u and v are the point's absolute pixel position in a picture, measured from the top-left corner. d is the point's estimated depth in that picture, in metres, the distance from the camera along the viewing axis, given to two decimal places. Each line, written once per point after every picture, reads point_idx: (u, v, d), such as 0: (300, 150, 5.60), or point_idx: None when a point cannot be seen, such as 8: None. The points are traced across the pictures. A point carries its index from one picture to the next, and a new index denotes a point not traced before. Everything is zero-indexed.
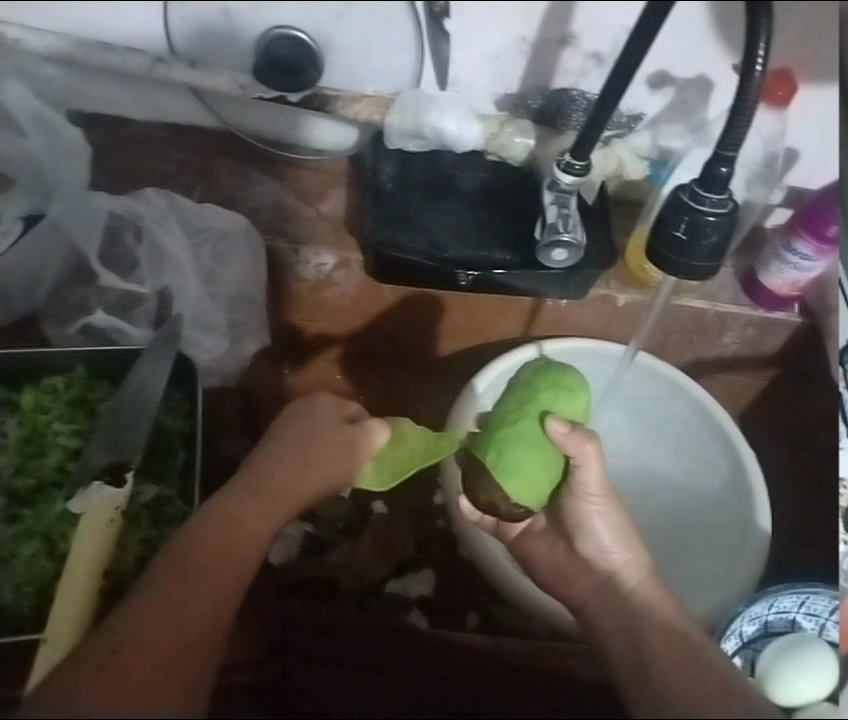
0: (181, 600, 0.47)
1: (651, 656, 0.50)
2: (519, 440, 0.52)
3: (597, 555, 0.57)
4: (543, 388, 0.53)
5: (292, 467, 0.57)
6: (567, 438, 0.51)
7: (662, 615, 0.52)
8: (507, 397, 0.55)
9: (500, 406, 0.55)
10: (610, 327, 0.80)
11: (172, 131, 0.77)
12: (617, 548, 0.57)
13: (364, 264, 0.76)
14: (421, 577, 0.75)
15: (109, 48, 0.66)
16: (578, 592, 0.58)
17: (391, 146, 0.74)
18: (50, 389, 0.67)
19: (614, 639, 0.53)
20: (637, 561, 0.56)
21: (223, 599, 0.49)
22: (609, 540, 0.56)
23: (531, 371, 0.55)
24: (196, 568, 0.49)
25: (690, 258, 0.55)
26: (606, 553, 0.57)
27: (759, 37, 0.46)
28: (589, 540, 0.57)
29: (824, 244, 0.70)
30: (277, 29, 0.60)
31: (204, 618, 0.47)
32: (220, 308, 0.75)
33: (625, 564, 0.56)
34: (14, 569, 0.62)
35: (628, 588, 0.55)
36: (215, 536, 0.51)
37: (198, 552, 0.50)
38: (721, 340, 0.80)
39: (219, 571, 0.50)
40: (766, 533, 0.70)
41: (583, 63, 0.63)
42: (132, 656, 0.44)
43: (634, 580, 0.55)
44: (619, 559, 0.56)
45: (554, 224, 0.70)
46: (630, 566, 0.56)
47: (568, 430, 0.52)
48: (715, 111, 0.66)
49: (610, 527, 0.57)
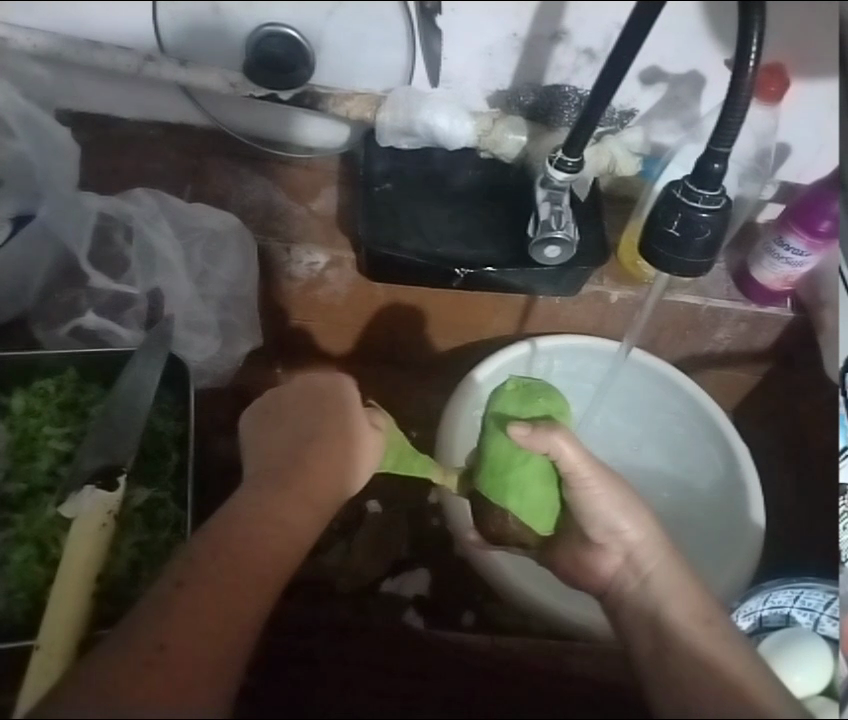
0: (198, 595, 0.46)
1: (670, 647, 0.49)
2: (529, 476, 0.55)
3: (606, 538, 0.56)
4: (509, 405, 0.55)
5: (322, 458, 0.56)
6: (533, 439, 0.52)
7: (680, 608, 0.51)
8: (496, 437, 0.55)
9: (489, 441, 0.55)
10: (604, 322, 0.80)
11: (162, 129, 0.76)
12: (629, 526, 0.56)
13: (357, 262, 0.75)
14: (416, 576, 0.74)
15: (98, 47, 0.66)
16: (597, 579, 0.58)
17: (383, 143, 0.73)
18: (40, 392, 0.66)
19: (636, 631, 0.52)
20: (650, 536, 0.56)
21: (256, 603, 0.48)
22: (615, 514, 0.56)
23: (516, 398, 0.55)
24: (232, 570, 0.48)
25: (683, 255, 0.55)
26: (618, 531, 0.56)
27: (752, 35, 0.46)
28: (597, 525, 0.56)
29: (816, 240, 0.70)
30: (269, 28, 0.60)
31: (223, 624, 0.46)
32: (212, 311, 0.74)
33: (639, 543, 0.56)
34: (7, 574, 0.61)
35: (647, 570, 0.55)
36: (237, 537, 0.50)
37: (218, 555, 0.49)
38: (714, 335, 0.80)
39: (254, 573, 0.49)
40: (761, 528, 0.69)
41: (576, 60, 0.64)
42: (167, 654, 0.43)
43: (651, 565, 0.55)
44: (633, 536, 0.56)
45: (547, 222, 0.68)
46: (646, 545, 0.56)
47: (531, 432, 0.52)
48: (707, 107, 0.67)
49: (613, 506, 0.56)
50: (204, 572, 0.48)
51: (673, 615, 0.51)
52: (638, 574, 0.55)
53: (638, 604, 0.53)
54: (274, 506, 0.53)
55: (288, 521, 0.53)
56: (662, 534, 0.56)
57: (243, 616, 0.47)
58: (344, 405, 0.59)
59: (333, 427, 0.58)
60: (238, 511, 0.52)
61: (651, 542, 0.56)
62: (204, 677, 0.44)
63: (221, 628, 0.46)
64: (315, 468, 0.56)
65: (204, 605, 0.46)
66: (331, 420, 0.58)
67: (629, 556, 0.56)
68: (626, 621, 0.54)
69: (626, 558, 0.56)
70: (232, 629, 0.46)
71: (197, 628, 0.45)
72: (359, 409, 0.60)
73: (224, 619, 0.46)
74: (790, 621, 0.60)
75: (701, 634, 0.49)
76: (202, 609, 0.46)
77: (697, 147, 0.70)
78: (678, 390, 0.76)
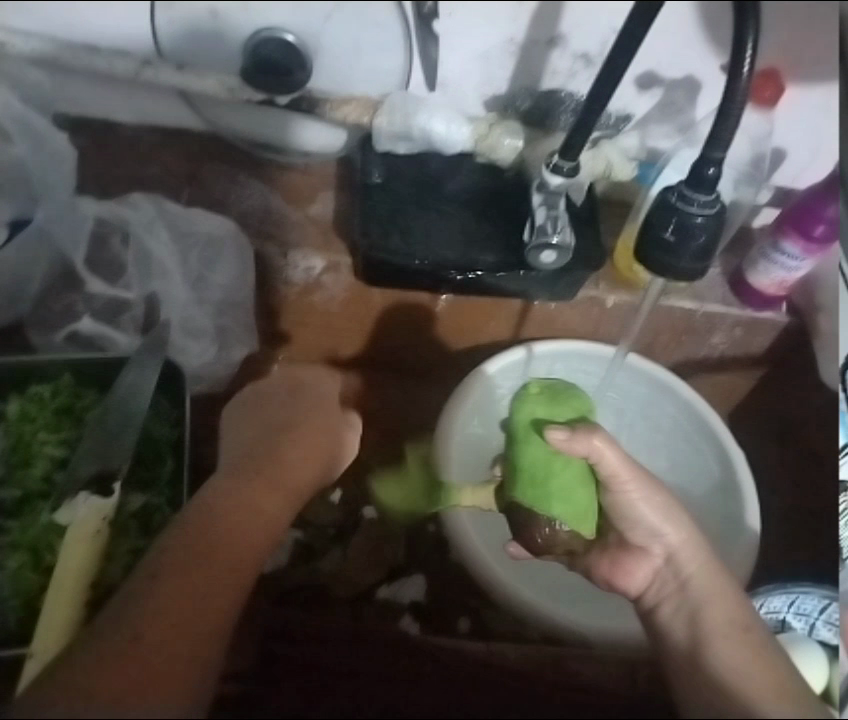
0: (170, 586, 0.45)
1: (709, 651, 0.47)
2: (568, 479, 0.57)
3: (647, 540, 0.57)
4: (541, 412, 0.58)
5: (291, 454, 0.60)
6: (573, 441, 0.55)
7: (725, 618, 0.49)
8: (531, 443, 0.58)
9: (524, 451, 0.58)
10: (599, 327, 0.80)
11: (159, 134, 0.75)
12: (670, 529, 0.56)
13: (354, 266, 0.74)
14: (412, 583, 0.74)
15: (95, 51, 0.65)
16: (637, 582, 0.57)
17: (378, 148, 0.73)
18: (36, 398, 0.66)
19: (676, 675, 0.47)
20: (689, 539, 0.56)
21: (237, 589, 0.48)
22: (658, 521, 0.56)
23: (543, 399, 0.58)
24: (212, 557, 0.48)
25: (678, 260, 0.55)
26: (660, 535, 0.56)
27: (746, 42, 0.46)
28: (638, 529, 0.57)
29: (811, 244, 0.70)
30: (265, 31, 0.61)
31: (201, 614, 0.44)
32: (207, 315, 0.76)
33: (680, 546, 0.56)
34: (2, 580, 0.61)
35: (686, 573, 0.54)
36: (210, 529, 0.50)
37: (192, 549, 0.48)
38: (710, 339, 0.80)
39: (234, 556, 0.49)
40: (757, 537, 0.69)
41: (572, 65, 0.65)
42: (139, 650, 0.41)
43: (692, 568, 0.54)
44: (674, 539, 0.56)
45: (543, 226, 0.68)
46: (686, 550, 0.56)
47: (568, 435, 0.55)
48: (702, 111, 0.68)
49: (656, 511, 0.57)
50: (179, 561, 0.47)
51: (709, 623, 0.49)
52: (677, 577, 0.54)
53: (675, 612, 0.51)
54: (250, 496, 0.54)
55: (264, 510, 0.54)
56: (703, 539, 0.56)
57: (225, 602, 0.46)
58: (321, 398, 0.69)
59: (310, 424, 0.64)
60: (216, 500, 0.53)
61: (693, 550, 0.55)
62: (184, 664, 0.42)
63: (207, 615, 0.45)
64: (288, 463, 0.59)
65: (188, 591, 0.45)
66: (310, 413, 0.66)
67: (671, 557, 0.55)
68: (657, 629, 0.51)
69: (666, 560, 0.56)
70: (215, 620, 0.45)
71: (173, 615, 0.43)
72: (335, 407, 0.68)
73: (207, 603, 0.45)
74: (785, 626, 0.61)
75: (745, 660, 0.45)
76: (180, 600, 0.44)
77: (692, 152, 0.70)
78: (676, 397, 0.76)
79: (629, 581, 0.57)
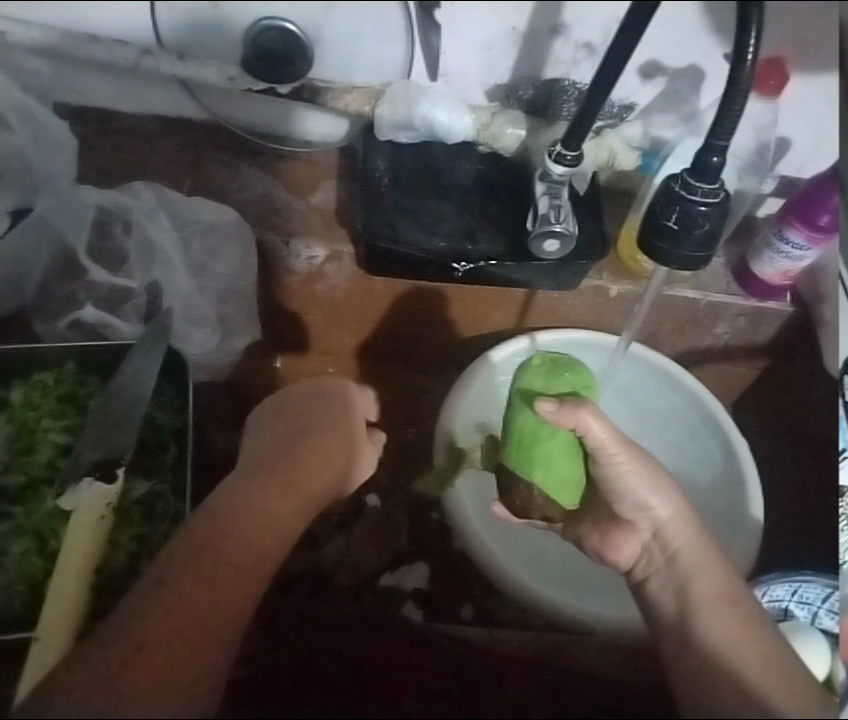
0: (179, 589, 0.51)
1: (694, 630, 0.54)
2: (555, 450, 0.59)
3: (635, 514, 0.64)
4: (535, 381, 0.60)
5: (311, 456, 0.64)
6: (560, 415, 0.58)
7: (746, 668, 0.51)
8: (524, 411, 0.59)
9: (516, 417, 0.60)
10: (604, 318, 0.76)
11: (162, 123, 0.74)
12: (658, 504, 0.64)
13: (357, 256, 0.76)
14: (415, 572, 0.63)
15: (96, 41, 0.66)
16: (626, 556, 0.63)
17: (382, 137, 0.75)
18: (39, 386, 0.67)
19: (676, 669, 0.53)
20: (674, 511, 0.64)
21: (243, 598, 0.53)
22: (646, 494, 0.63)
23: (542, 373, 0.60)
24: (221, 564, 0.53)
25: (682, 248, 0.55)
26: (649, 507, 0.63)
27: (750, 31, 0.48)
28: (627, 503, 0.64)
29: (815, 233, 0.75)
30: (267, 21, 0.61)
31: (203, 617, 0.50)
32: (210, 303, 0.76)
33: (669, 519, 0.63)
34: (6, 566, 0.60)
35: (675, 548, 0.61)
36: (224, 529, 0.55)
37: (207, 546, 0.54)
38: (714, 329, 0.77)
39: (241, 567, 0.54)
40: (760, 522, 0.67)
41: (575, 54, 0.63)
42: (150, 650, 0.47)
43: (679, 542, 0.61)
44: (662, 512, 0.63)
45: (546, 215, 0.70)
46: (672, 522, 0.63)
47: (556, 408, 0.58)
48: (705, 101, 0.66)
49: (641, 483, 0.64)
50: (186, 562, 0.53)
51: (697, 593, 0.57)
52: (666, 551, 0.61)
53: (663, 584, 0.59)
54: (260, 502, 0.59)
55: (271, 512, 0.59)
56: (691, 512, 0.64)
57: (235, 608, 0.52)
58: (348, 411, 0.68)
59: (332, 436, 0.66)
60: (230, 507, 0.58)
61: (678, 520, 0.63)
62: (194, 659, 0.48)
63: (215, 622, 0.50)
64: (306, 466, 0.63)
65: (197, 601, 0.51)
66: (333, 430, 0.66)
67: (657, 532, 0.63)
68: (649, 599, 0.59)
69: (654, 533, 0.63)
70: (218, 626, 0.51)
71: (177, 619, 0.49)
72: (360, 424, 0.68)
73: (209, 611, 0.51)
74: (788, 615, 0.60)
75: (718, 621, 0.55)
76: (185, 609, 0.50)
77: (696, 141, 0.69)
78: (681, 389, 0.76)
79: (618, 555, 0.63)
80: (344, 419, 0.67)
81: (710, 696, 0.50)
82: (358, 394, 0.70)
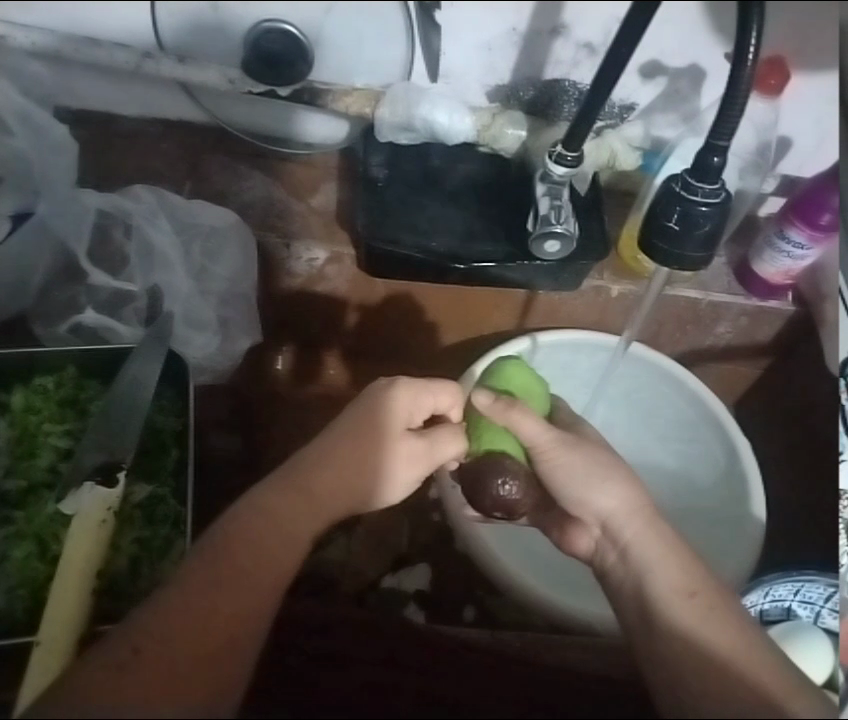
0: (187, 602, 0.47)
1: (655, 615, 0.51)
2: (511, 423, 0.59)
3: (580, 513, 0.60)
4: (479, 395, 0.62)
5: (344, 458, 0.57)
6: (494, 409, 0.58)
7: (714, 639, 0.48)
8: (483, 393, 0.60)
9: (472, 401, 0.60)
10: (605, 318, 0.77)
11: (166, 126, 0.74)
12: (604, 495, 0.59)
13: (357, 258, 0.77)
14: (417, 572, 0.71)
15: (96, 44, 0.65)
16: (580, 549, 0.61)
17: (382, 140, 0.74)
18: (40, 390, 0.67)
19: (652, 666, 0.48)
20: (624, 503, 0.58)
21: (259, 607, 0.48)
22: (598, 492, 0.59)
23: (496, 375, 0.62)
24: (229, 563, 0.49)
25: (683, 251, 0.54)
26: (593, 503, 0.59)
27: (750, 31, 0.46)
28: (575, 498, 0.59)
29: (816, 232, 0.75)
30: (267, 24, 0.59)
31: (216, 628, 0.46)
32: (212, 306, 0.76)
33: (616, 510, 0.58)
34: (8, 571, 0.61)
35: (623, 539, 0.57)
36: (242, 541, 0.51)
37: (230, 553, 0.50)
38: (715, 329, 0.78)
39: (253, 567, 0.50)
40: (763, 522, 0.71)
41: (575, 55, 0.62)
42: (146, 657, 0.44)
43: (628, 533, 0.57)
44: (608, 505, 0.58)
45: (547, 216, 0.68)
46: (621, 511, 0.58)
47: (490, 401, 0.58)
48: (707, 101, 0.66)
49: (588, 477, 0.60)
50: (202, 572, 0.49)
51: (654, 587, 0.52)
52: (618, 544, 0.57)
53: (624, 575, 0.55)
54: (279, 514, 0.53)
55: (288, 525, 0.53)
56: (637, 504, 0.58)
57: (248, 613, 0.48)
58: (381, 416, 0.59)
59: (368, 444, 0.58)
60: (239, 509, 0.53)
61: (624, 510, 0.58)
62: (200, 673, 0.44)
63: (227, 623, 0.47)
64: (334, 465, 0.56)
65: (207, 603, 0.47)
66: (367, 437, 0.58)
67: (606, 526, 0.58)
68: (611, 585, 0.56)
69: (603, 528, 0.58)
70: (239, 641, 0.46)
71: (185, 630, 0.46)
72: (395, 428, 0.59)
73: (221, 610, 0.47)
74: (790, 615, 0.60)
75: (683, 604, 0.50)
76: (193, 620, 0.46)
77: (697, 141, 0.68)
78: (684, 391, 0.76)
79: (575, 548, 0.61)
80: (376, 425, 0.58)
81: (673, 671, 0.47)
82: (393, 396, 0.60)
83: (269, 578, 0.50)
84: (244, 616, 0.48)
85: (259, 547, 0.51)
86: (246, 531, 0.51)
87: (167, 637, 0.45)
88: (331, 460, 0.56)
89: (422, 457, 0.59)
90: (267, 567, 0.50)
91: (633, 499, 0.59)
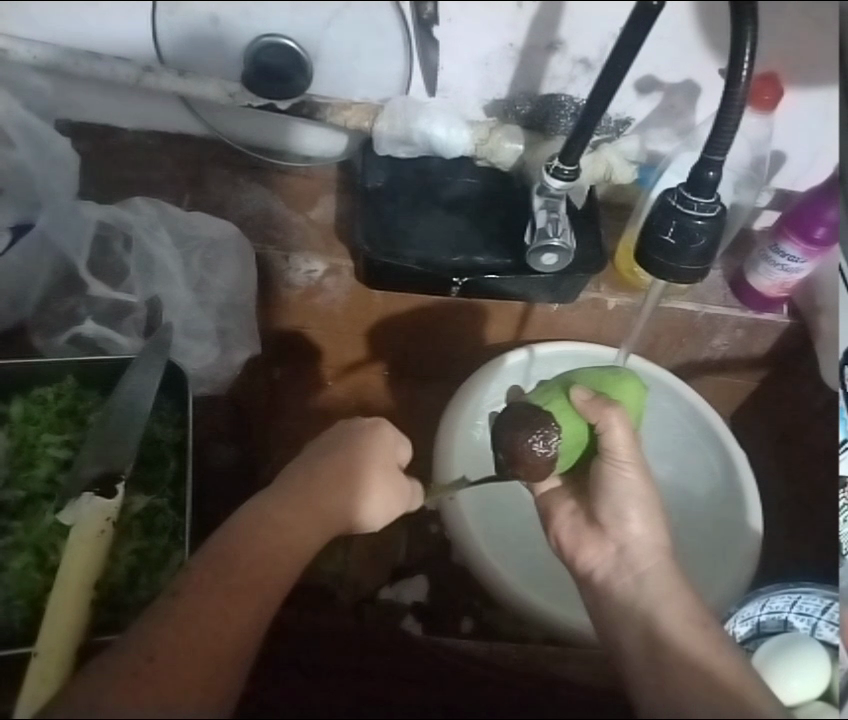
0: (190, 615, 0.47)
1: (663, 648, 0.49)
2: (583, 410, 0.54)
3: (613, 523, 0.56)
4: (584, 384, 0.57)
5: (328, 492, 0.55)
6: (588, 406, 0.54)
7: (714, 666, 0.47)
8: (583, 378, 0.58)
9: (575, 376, 0.58)
10: (601, 331, 0.80)
11: (160, 140, 0.77)
12: (636, 520, 0.56)
13: (355, 270, 0.76)
14: (415, 583, 0.72)
15: (97, 57, 0.66)
16: (586, 560, 0.58)
17: (380, 152, 0.74)
18: (40, 400, 0.66)
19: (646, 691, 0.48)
20: (652, 540, 0.56)
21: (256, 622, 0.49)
22: (633, 514, 0.56)
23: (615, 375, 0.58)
24: (224, 576, 0.49)
25: (678, 264, 0.54)
26: (623, 519, 0.56)
27: (745, 42, 0.47)
28: (608, 507, 0.56)
29: (811, 247, 0.70)
30: (266, 38, 0.61)
31: (217, 639, 0.47)
32: (210, 317, 0.75)
33: (642, 538, 0.55)
34: (6, 582, 0.61)
35: (640, 569, 0.54)
36: (243, 559, 0.50)
37: (232, 569, 0.49)
38: (711, 342, 0.80)
39: (252, 585, 0.49)
40: (759, 532, 0.70)
41: (572, 69, 0.65)
42: (150, 668, 0.44)
43: (647, 564, 0.54)
44: (635, 532, 0.56)
45: (544, 229, 0.68)
46: (644, 545, 0.55)
47: (590, 398, 0.54)
48: (701, 115, 0.68)
49: (633, 495, 0.56)
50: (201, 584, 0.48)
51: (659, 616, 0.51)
52: (632, 571, 0.54)
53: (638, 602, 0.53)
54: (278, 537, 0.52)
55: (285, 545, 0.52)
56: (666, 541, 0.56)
57: (245, 629, 0.48)
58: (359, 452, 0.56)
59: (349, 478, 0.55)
60: (243, 523, 0.52)
61: (650, 545, 0.55)
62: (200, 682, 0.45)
63: (225, 635, 0.47)
64: (325, 498, 0.54)
65: (205, 616, 0.47)
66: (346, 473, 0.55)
67: (625, 550, 0.56)
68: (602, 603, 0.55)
69: (619, 551, 0.56)
70: (236, 653, 0.47)
71: (187, 642, 0.46)
72: (381, 461, 0.56)
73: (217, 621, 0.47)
74: (789, 627, 0.59)
75: (690, 635, 0.50)
76: (196, 631, 0.46)
77: (692, 156, 0.70)
78: (679, 401, 0.76)
79: (582, 556, 0.58)
80: (365, 454, 0.56)
81: (673, 699, 0.46)
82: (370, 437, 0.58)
83: (266, 600, 0.49)
84: (241, 632, 0.48)
85: (259, 567, 0.50)
86: (249, 551, 0.50)
87: (170, 646, 0.45)
88: (321, 474, 0.55)
89: (397, 488, 0.57)
90: (262, 590, 0.49)
91: (662, 534, 0.56)
